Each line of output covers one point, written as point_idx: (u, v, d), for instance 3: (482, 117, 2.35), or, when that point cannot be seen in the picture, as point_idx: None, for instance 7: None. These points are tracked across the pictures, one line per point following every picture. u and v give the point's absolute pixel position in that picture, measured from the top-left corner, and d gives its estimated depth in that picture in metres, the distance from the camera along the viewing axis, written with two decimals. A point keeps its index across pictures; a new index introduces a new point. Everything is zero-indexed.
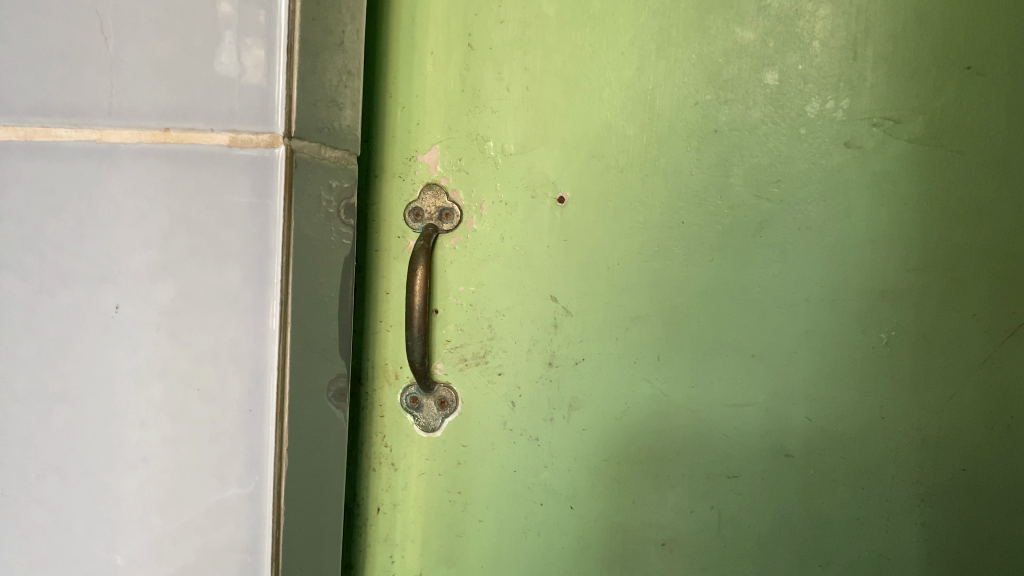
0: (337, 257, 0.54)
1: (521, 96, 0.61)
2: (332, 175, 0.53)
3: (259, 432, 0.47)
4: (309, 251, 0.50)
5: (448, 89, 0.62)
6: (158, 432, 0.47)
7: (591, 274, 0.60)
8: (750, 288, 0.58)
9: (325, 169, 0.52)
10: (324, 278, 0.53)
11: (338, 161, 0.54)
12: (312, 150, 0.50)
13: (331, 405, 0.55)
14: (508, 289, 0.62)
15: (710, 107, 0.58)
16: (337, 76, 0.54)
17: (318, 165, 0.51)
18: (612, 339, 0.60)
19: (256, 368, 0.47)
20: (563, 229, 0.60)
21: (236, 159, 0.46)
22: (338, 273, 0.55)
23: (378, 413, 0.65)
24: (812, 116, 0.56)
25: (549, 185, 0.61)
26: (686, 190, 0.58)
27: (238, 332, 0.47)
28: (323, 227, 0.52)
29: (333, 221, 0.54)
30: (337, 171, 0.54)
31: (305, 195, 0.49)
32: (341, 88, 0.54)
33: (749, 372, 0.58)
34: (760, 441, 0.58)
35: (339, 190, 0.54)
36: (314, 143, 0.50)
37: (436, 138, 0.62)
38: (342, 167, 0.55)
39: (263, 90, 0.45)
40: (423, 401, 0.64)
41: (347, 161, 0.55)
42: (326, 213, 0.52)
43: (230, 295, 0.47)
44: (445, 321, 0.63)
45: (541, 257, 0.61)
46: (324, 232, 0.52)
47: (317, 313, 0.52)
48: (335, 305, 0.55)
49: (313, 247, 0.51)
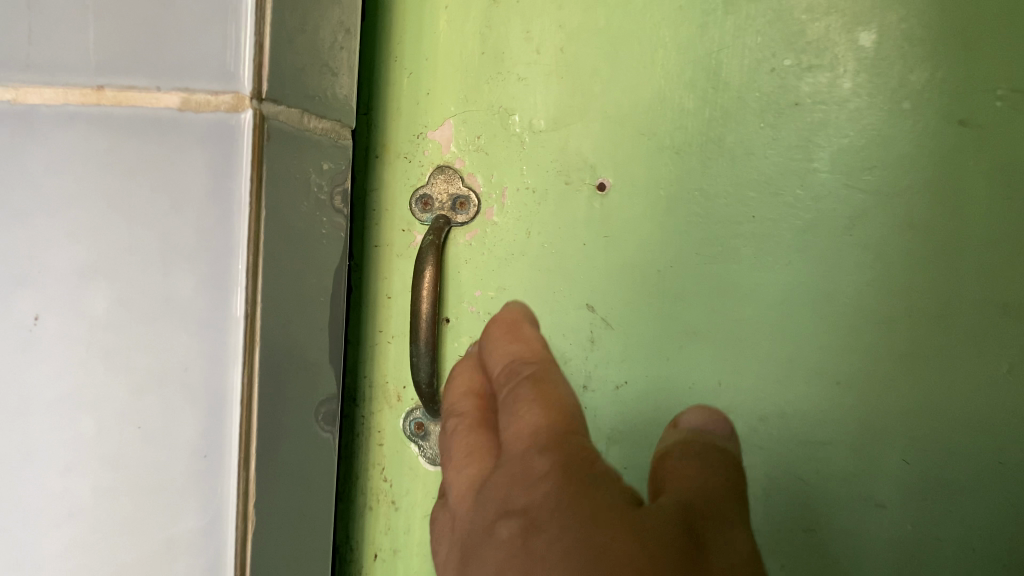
0: (324, 257, 0.45)
1: (555, 60, 0.50)
2: (321, 153, 0.43)
3: (217, 484, 0.37)
4: (293, 252, 0.40)
5: (465, 51, 0.51)
6: (88, 479, 0.37)
7: (637, 277, 0.49)
8: (836, 297, 0.47)
9: (314, 147, 0.42)
10: (304, 284, 0.42)
11: (326, 134, 0.43)
12: (295, 120, 0.39)
13: (320, 429, 0.46)
14: (534, 294, 0.51)
15: (790, 75, 0.47)
16: (332, 34, 0.44)
17: (305, 140, 0.41)
18: (661, 359, 0.49)
19: (212, 402, 0.37)
20: (602, 222, 0.50)
21: (190, 127, 0.36)
22: (328, 274, 0.45)
23: (376, 442, 0.54)
24: (918, 86, 0.45)
25: (586, 168, 0.50)
26: (757, 177, 0.47)
27: (189, 354, 0.36)
28: (307, 218, 0.42)
29: (319, 211, 0.43)
30: (327, 148, 0.44)
31: (290, 178, 0.39)
32: (336, 49, 0.44)
33: (833, 402, 0.47)
34: (845, 488, 0.47)
35: (331, 174, 0.44)
36: (297, 110, 0.40)
37: (449, 111, 0.52)
38: (335, 143, 0.44)
39: (226, 37, 0.35)
40: (430, 429, 0.52)
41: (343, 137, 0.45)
42: (310, 200, 0.42)
43: (180, 305, 0.36)
44: (458, 332, 0.53)
45: (577, 257, 0.50)
46: (309, 224, 0.42)
47: (296, 328, 0.41)
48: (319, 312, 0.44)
49: (296, 245, 0.41)
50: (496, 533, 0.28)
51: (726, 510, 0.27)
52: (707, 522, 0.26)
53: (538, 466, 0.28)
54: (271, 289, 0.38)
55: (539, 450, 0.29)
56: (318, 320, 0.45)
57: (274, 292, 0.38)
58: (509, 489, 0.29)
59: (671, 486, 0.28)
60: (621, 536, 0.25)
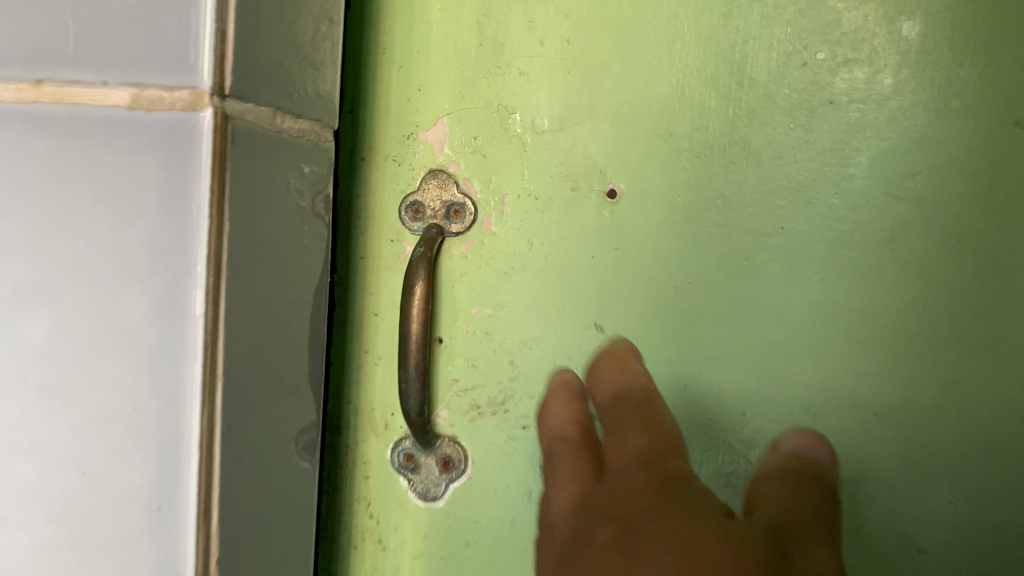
0: (301, 274, 0.39)
1: (561, 53, 0.45)
2: (298, 157, 0.37)
3: (173, 541, 0.32)
4: (264, 270, 0.35)
5: (461, 43, 0.46)
6: (26, 534, 0.32)
7: (652, 295, 0.44)
8: (874, 318, 0.42)
9: (290, 150, 0.37)
10: (279, 306, 0.37)
11: (303, 134, 0.38)
12: (267, 120, 0.34)
13: (301, 463, 0.41)
14: (536, 313, 0.46)
15: (825, 70, 0.42)
16: (314, 24, 0.39)
17: (280, 142, 0.35)
18: (679, 386, 0.44)
19: (166, 445, 0.32)
20: (612, 233, 0.45)
21: (142, 127, 0.30)
22: (308, 292, 0.40)
23: (361, 474, 0.49)
24: (968, 83, 0.40)
25: (594, 173, 0.45)
26: (786, 184, 0.42)
27: (141, 392, 0.31)
28: (282, 230, 0.37)
29: (296, 222, 0.38)
30: (307, 152, 0.38)
31: (261, 186, 0.34)
32: (319, 41, 0.39)
33: (870, 436, 0.42)
34: (884, 531, 0.42)
35: (312, 180, 0.39)
36: (269, 108, 0.34)
37: (443, 109, 0.47)
38: (315, 146, 0.39)
39: (183, 22, 0.30)
40: (421, 461, 0.47)
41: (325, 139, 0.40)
42: (284, 209, 0.37)
43: (129, 335, 0.31)
44: (452, 354, 0.47)
45: (584, 272, 0.45)
46: (283, 237, 0.37)
47: (269, 356, 0.36)
48: (296, 336, 0.39)
49: (268, 262, 0.35)
50: (595, 538, 0.29)
51: (813, 535, 0.30)
52: (797, 541, 0.30)
53: (641, 477, 0.32)
54: (236, 315, 0.33)
55: (640, 463, 0.33)
56: (296, 345, 0.40)
57: (240, 318, 0.33)
58: (613, 493, 0.32)
59: (760, 506, 0.32)
60: (715, 546, 0.27)
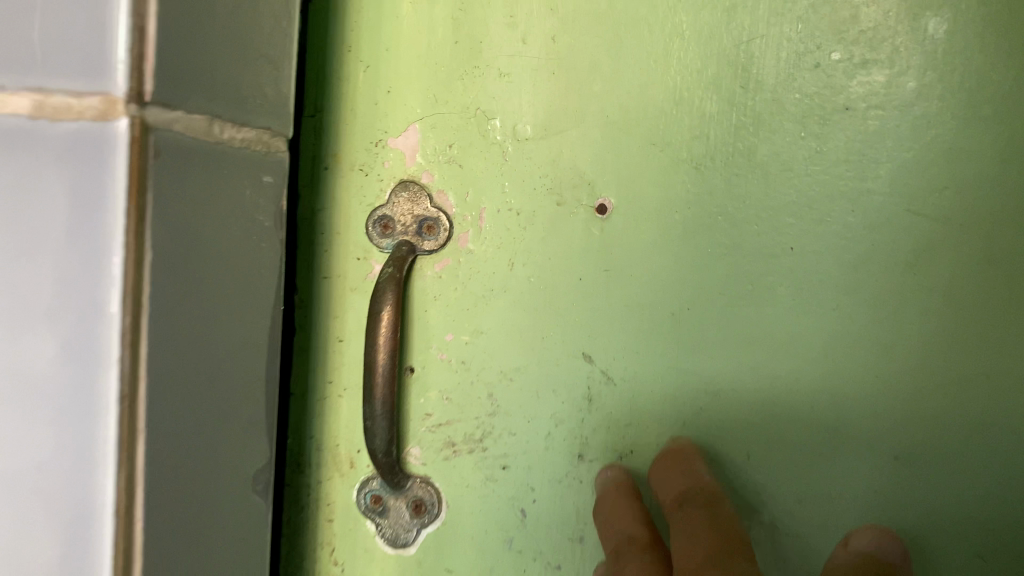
0: (254, 298, 0.35)
1: (545, 52, 0.40)
2: (245, 170, 0.33)
3: None
4: (203, 302, 0.30)
5: (434, 40, 0.42)
6: None
7: (647, 322, 0.40)
8: (895, 350, 0.37)
9: (236, 161, 0.32)
10: (224, 341, 0.32)
11: (250, 143, 0.33)
12: (202, 129, 0.29)
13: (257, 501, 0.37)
14: (518, 341, 0.41)
15: (840, 71, 0.37)
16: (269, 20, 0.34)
17: (222, 155, 0.31)
18: (677, 424, 0.40)
19: (75, 517, 0.26)
20: (602, 253, 0.40)
21: (41, 139, 0.25)
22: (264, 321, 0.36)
23: (324, 517, 0.44)
24: (1002, 89, 0.36)
25: (582, 185, 0.40)
26: (796, 200, 0.38)
27: (45, 450, 0.26)
28: (228, 254, 0.32)
29: (246, 244, 0.33)
30: (255, 163, 0.33)
31: (198, 206, 0.29)
32: (275, 38, 0.35)
33: (888, 481, 0.38)
34: None
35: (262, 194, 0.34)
36: (204, 116, 0.29)
37: (415, 113, 0.42)
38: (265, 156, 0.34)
39: (93, 13, 0.25)
40: (389, 504, 0.43)
41: (277, 147, 0.35)
42: (229, 229, 0.32)
43: (30, 384, 0.26)
44: (424, 385, 0.43)
45: (571, 296, 0.41)
46: (230, 262, 0.32)
47: (212, 400, 0.32)
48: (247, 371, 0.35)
49: (208, 293, 0.31)
50: None
51: None
52: None
53: None
54: (161, 358, 0.28)
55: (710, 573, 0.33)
56: (247, 380, 0.35)
57: (168, 359, 0.28)
58: None
59: None
60: None
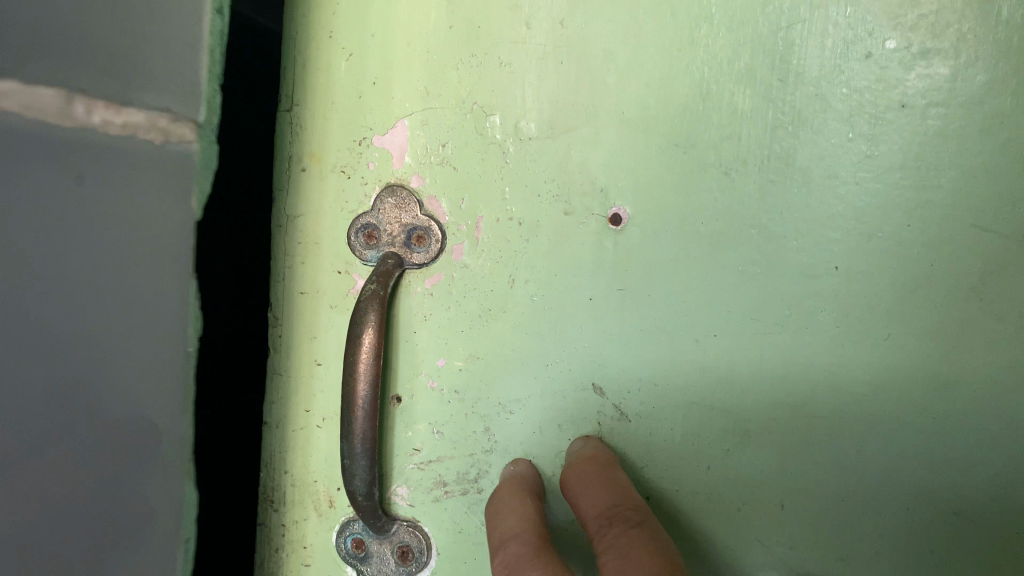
0: (154, 326, 0.30)
1: (551, 38, 0.35)
2: (119, 170, 0.28)
3: None
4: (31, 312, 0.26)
5: (425, 24, 0.36)
6: None
7: (666, 350, 0.35)
8: (956, 389, 0.32)
9: (79, 159, 0.27)
10: (88, 368, 0.28)
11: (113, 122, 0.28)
12: (56, 108, 0.26)
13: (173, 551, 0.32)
14: (518, 369, 0.36)
15: (895, 62, 0.32)
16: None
17: (49, 160, 0.26)
18: (700, 468, 0.35)
19: None
20: (615, 270, 0.35)
21: None
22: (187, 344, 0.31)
23: (301, 561, 0.39)
24: None
25: (593, 192, 0.35)
26: (842, 212, 0.33)
27: None
28: (108, 266, 0.29)
29: (122, 267, 0.29)
30: (134, 155, 0.29)
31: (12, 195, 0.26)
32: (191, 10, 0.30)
33: (945, 541, 0.32)
34: None
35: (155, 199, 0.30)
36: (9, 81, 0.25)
37: (403, 107, 0.37)
38: (147, 141, 0.29)
39: None
40: (373, 550, 0.38)
41: (178, 135, 0.30)
42: (89, 250, 0.28)
43: None
44: (412, 416, 0.38)
45: (579, 319, 0.36)
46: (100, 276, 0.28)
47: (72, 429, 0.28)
48: (145, 421, 0.30)
49: (72, 326, 0.28)
50: None
51: None
52: None
53: None
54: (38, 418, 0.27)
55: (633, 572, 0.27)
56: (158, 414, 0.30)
57: (30, 432, 0.27)
58: None
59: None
60: None
